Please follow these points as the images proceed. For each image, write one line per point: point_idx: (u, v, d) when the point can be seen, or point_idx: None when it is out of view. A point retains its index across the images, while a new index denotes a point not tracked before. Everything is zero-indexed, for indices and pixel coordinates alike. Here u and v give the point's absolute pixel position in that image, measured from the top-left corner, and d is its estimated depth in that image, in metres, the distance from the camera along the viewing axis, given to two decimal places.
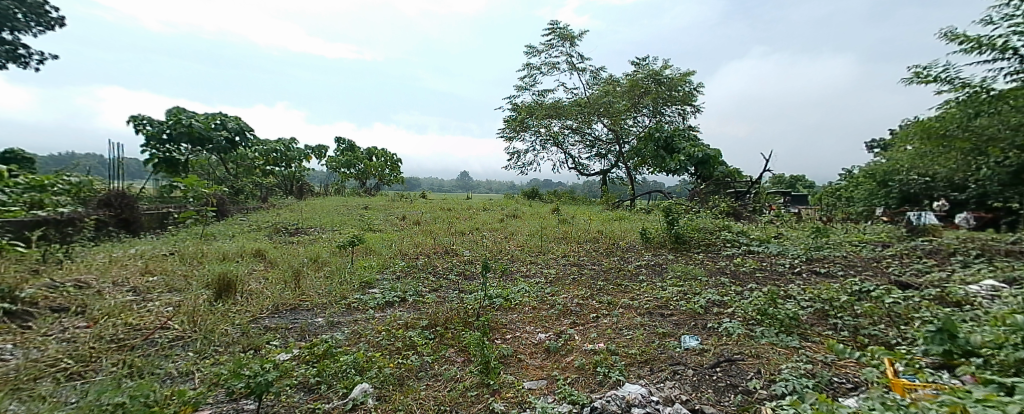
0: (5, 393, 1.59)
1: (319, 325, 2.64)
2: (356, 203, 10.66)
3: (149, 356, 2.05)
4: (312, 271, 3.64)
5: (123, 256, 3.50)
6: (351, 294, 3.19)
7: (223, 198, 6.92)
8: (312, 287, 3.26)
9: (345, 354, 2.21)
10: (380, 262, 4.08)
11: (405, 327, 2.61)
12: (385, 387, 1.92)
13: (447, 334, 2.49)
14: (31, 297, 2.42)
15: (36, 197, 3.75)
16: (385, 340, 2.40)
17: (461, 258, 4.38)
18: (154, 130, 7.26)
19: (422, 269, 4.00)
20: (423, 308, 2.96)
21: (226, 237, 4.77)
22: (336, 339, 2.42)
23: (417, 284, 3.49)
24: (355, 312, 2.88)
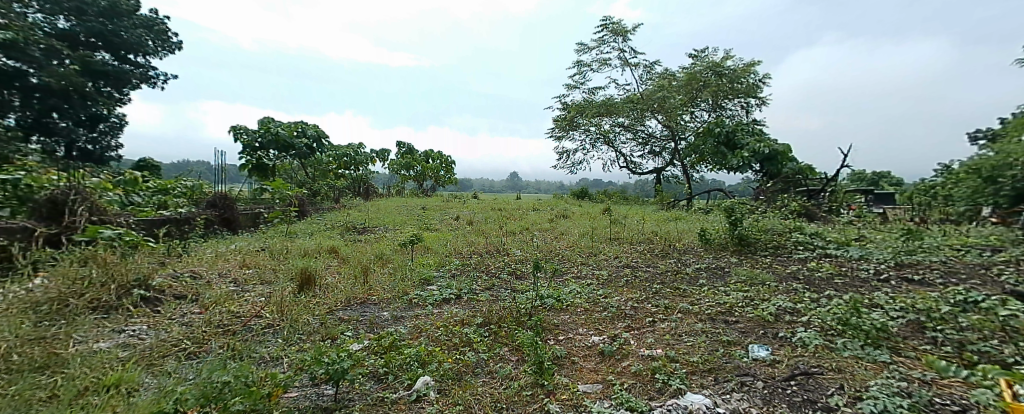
0: (142, 368, 1.86)
1: (385, 318, 2.82)
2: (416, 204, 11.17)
3: (247, 341, 2.31)
4: (378, 267, 3.89)
5: (226, 251, 3.93)
6: (411, 290, 3.35)
7: (303, 200, 7.54)
8: (378, 282, 3.48)
9: (409, 347, 2.35)
10: (437, 260, 4.25)
11: (461, 324, 2.70)
12: (445, 381, 2.01)
13: (501, 332, 2.55)
14: (160, 285, 2.80)
15: (160, 199, 4.49)
16: (444, 335, 2.51)
17: (512, 257, 4.44)
18: (249, 138, 8.32)
19: (476, 268, 4.11)
20: (478, 306, 3.04)
21: (303, 235, 5.19)
22: (401, 332, 2.57)
23: (471, 282, 3.60)
24: (416, 307, 3.03)
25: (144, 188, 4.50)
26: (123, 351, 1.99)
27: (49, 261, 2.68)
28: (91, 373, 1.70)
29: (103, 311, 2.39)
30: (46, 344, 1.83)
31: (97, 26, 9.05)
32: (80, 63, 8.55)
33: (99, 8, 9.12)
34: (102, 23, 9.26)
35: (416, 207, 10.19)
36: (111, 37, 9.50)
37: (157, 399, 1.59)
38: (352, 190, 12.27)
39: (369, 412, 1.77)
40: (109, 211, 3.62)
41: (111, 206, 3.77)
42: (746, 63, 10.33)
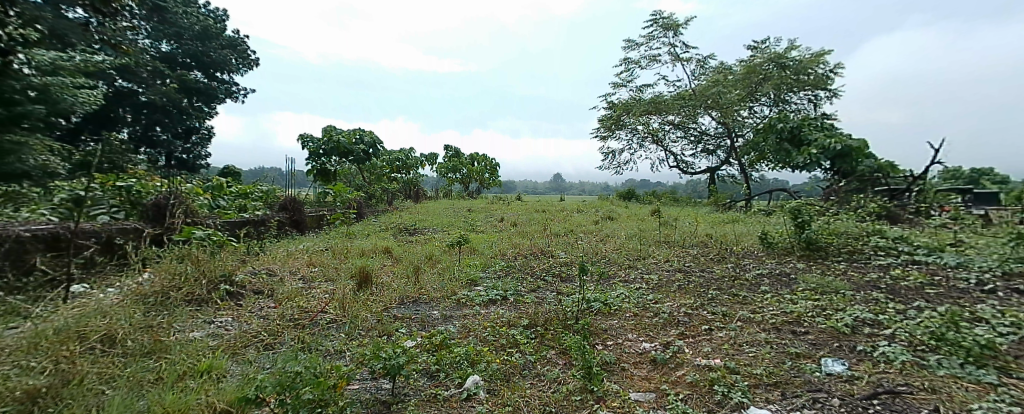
0: (228, 355, 2.06)
1: (435, 317, 2.90)
2: (462, 206, 11.42)
3: (314, 334, 2.47)
4: (428, 268, 4.01)
5: (296, 250, 4.25)
6: (459, 290, 3.43)
7: (361, 203, 7.96)
8: (429, 281, 3.59)
9: (458, 347, 2.40)
10: (483, 261, 4.32)
11: (508, 325, 2.72)
12: (494, 381, 2.04)
13: (548, 335, 2.54)
14: (242, 281, 3.09)
15: (241, 203, 4.96)
16: (491, 336, 2.54)
17: (558, 260, 4.40)
18: (315, 146, 9.11)
19: (521, 269, 4.12)
20: (524, 308, 3.04)
21: (359, 236, 5.47)
22: (450, 331, 2.63)
23: (517, 284, 3.62)
24: (464, 307, 3.09)
25: (228, 193, 4.96)
26: (213, 340, 2.22)
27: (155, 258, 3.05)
28: (188, 359, 1.91)
29: (196, 304, 2.68)
30: (152, 332, 2.07)
31: (192, 48, 10.74)
32: (178, 82, 10.20)
33: (194, 32, 10.73)
34: (196, 45, 10.93)
35: (463, 209, 10.42)
36: (202, 57, 11.07)
37: (241, 385, 1.74)
38: (403, 193, 12.76)
39: (423, 408, 1.82)
40: (200, 213, 4.04)
41: (202, 209, 4.21)
42: (813, 52, 9.56)
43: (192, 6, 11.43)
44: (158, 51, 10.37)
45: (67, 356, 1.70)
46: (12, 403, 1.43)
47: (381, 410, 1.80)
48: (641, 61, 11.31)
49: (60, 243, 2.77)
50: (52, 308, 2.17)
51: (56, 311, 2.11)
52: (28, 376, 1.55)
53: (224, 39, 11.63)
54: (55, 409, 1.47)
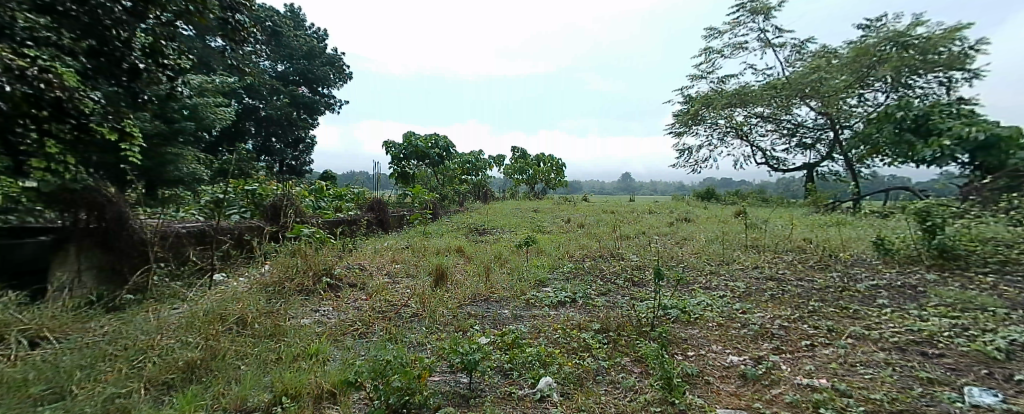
0: (332, 341, 2.30)
1: (506, 316, 2.94)
2: (530, 207, 11.49)
3: (399, 326, 2.65)
4: (498, 267, 4.10)
5: (381, 247, 4.59)
6: (528, 290, 3.45)
7: (436, 204, 8.36)
8: (499, 280, 3.66)
9: (530, 347, 2.41)
10: (551, 262, 4.30)
11: (579, 328, 2.67)
12: (567, 385, 2.01)
13: (621, 341, 2.45)
14: (340, 274, 3.42)
15: (337, 204, 5.49)
16: (562, 338, 2.51)
17: (628, 263, 4.23)
18: (397, 151, 9.89)
19: (590, 272, 4.03)
20: (594, 311, 2.97)
21: (435, 235, 5.75)
22: (521, 331, 2.65)
23: (586, 286, 3.55)
24: (534, 308, 3.10)
25: (326, 195, 5.51)
26: (319, 326, 2.49)
27: (272, 252, 3.49)
28: (300, 342, 2.16)
29: (305, 293, 3.02)
30: (272, 317, 2.37)
31: (300, 67, 12.27)
32: (288, 97, 11.69)
33: (302, 52, 12.25)
34: (303, 64, 12.45)
35: (530, 210, 10.48)
36: (308, 74, 12.53)
37: (342, 369, 1.93)
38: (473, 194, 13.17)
39: (499, 405, 1.86)
40: (305, 213, 4.54)
41: (306, 209, 4.72)
42: (946, 27, 8.12)
43: (298, 28, 12.91)
44: (274, 71, 12.00)
45: (212, 333, 2.03)
46: (176, 371, 1.76)
47: (460, 403, 1.87)
48: (724, 50, 10.49)
49: (207, 238, 3.26)
50: (198, 294, 2.59)
51: (203, 296, 2.54)
52: (187, 350, 1.89)
53: (325, 57, 13.00)
54: (206, 379, 1.78)
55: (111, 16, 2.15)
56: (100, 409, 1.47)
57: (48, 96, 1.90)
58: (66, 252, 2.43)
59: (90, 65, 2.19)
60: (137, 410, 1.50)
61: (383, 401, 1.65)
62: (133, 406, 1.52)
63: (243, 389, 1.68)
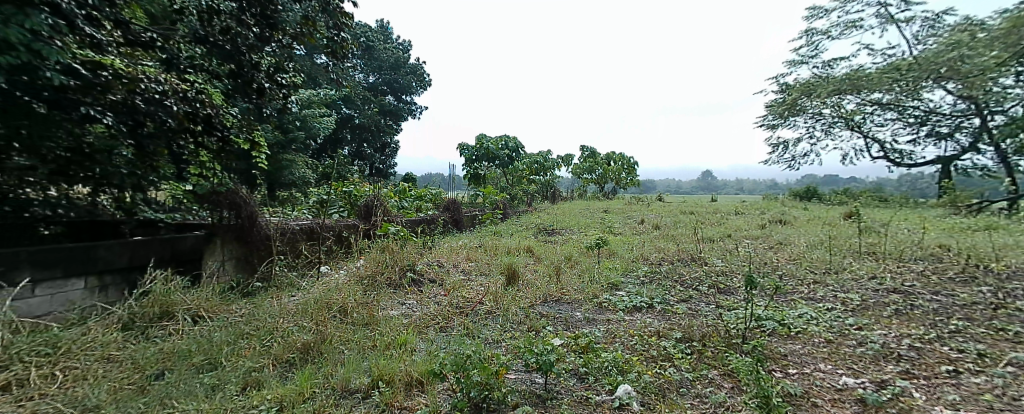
0: (417, 333, 2.44)
1: (579, 319, 2.89)
2: (600, 207, 11.18)
3: (475, 322, 2.75)
4: (569, 268, 4.05)
5: (456, 246, 4.79)
6: (600, 293, 3.37)
7: (506, 204, 8.52)
8: (569, 282, 3.62)
9: (606, 352, 2.33)
10: (624, 265, 4.14)
11: (658, 335, 2.53)
12: (648, 394, 1.91)
13: (707, 353, 2.28)
14: (422, 270, 3.64)
15: (417, 204, 5.84)
16: (640, 346, 2.40)
17: (712, 268, 3.93)
18: (469, 153, 10.40)
19: (667, 276, 3.81)
20: (674, 319, 2.80)
21: (505, 235, 5.87)
22: (595, 334, 2.58)
23: (664, 291, 3.36)
24: (607, 312, 3.01)
25: (408, 196, 5.89)
26: (406, 319, 2.67)
27: (365, 248, 3.82)
28: (391, 332, 2.33)
29: (392, 287, 3.25)
30: (367, 307, 2.59)
31: (388, 77, 13.28)
32: (377, 106, 12.71)
33: (389, 63, 13.25)
34: (391, 74, 13.47)
35: (599, 210, 10.21)
36: (394, 83, 13.51)
37: (427, 360, 2.04)
38: (542, 194, 13.19)
39: (575, 409, 1.82)
40: (391, 212, 4.90)
41: (391, 209, 5.08)
42: None
43: (387, 41, 13.97)
44: (365, 82, 13.13)
45: (322, 319, 2.30)
46: (296, 351, 2.02)
47: (537, 403, 1.86)
48: (832, 30, 9.28)
49: (315, 235, 3.61)
50: (309, 284, 2.93)
51: (313, 285, 2.87)
52: (302, 332, 2.15)
53: (409, 66, 13.91)
54: (317, 360, 2.00)
55: (247, 43, 2.83)
56: (241, 379, 1.75)
57: (201, 113, 2.63)
58: (215, 244, 2.85)
59: (230, 85, 2.94)
60: (267, 384, 1.73)
61: (465, 394, 1.70)
62: (264, 379, 1.77)
63: (346, 373, 1.87)
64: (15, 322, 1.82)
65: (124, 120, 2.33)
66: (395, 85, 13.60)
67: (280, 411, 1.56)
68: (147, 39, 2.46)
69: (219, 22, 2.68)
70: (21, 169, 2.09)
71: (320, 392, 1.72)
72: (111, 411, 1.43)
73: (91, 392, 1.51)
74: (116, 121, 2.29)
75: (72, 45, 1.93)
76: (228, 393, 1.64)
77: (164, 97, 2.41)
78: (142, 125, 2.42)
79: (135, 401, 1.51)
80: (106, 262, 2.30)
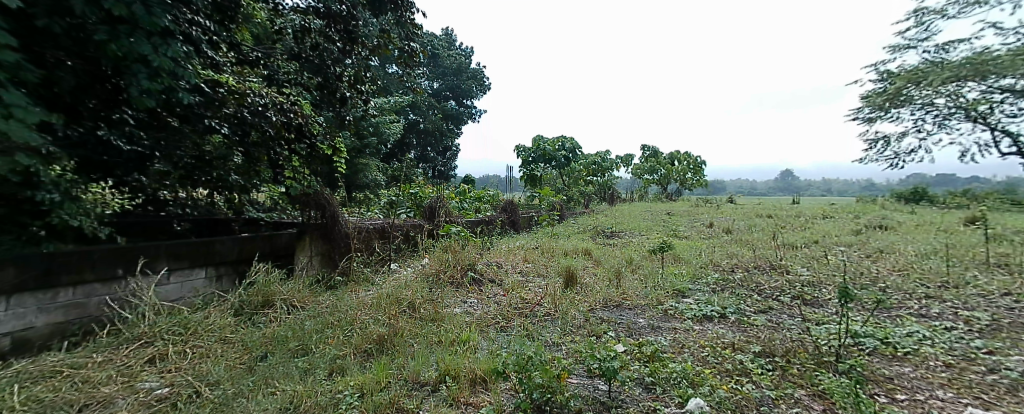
0: (478, 332, 2.49)
1: (642, 326, 2.77)
2: (662, 209, 10.66)
3: (534, 323, 2.75)
4: (630, 273, 3.90)
5: (514, 247, 4.83)
6: (665, 300, 3.21)
7: (562, 206, 8.45)
8: (631, 287, 3.49)
9: (673, 362, 2.20)
10: (691, 271, 3.91)
11: (733, 348, 2.34)
12: (724, 410, 1.76)
13: (792, 370, 2.07)
14: (482, 269, 3.71)
15: (476, 205, 5.99)
16: (713, 358, 2.23)
17: (795, 278, 3.58)
18: (526, 155, 10.55)
19: (741, 284, 3.54)
20: (752, 331, 2.59)
21: (562, 237, 5.81)
22: (661, 343, 2.45)
23: (738, 301, 3.12)
24: (673, 320, 2.86)
25: (468, 197, 6.07)
26: (468, 317, 2.74)
27: (429, 248, 3.99)
28: (455, 329, 2.40)
29: (455, 285, 3.36)
30: (432, 304, 2.70)
31: (451, 82, 13.77)
32: (440, 111, 13.22)
33: (452, 69, 13.74)
34: (453, 79, 13.97)
35: (662, 213, 9.74)
36: (456, 88, 13.98)
37: (490, 358, 2.08)
38: (599, 196, 12.90)
39: None
40: (452, 213, 5.06)
41: (452, 210, 5.25)
42: None
43: (450, 48, 14.51)
44: (429, 88, 13.71)
45: (394, 313, 2.45)
46: (372, 342, 2.16)
47: (602, 410, 1.79)
48: (947, 8, 8.06)
49: (386, 234, 3.83)
50: (382, 280, 3.13)
51: (384, 281, 3.05)
52: (377, 325, 2.30)
53: (470, 71, 14.32)
54: (391, 351, 2.12)
55: (332, 57, 3.12)
56: (328, 365, 1.91)
57: (295, 122, 2.92)
58: (305, 240, 3.13)
59: (317, 95, 3.22)
60: (349, 371, 1.87)
61: (527, 395, 1.70)
62: (347, 366, 1.91)
63: (415, 365, 1.96)
64: (158, 304, 2.13)
65: (236, 130, 2.69)
66: (457, 90, 14.07)
67: (361, 397, 1.68)
68: (253, 58, 2.85)
69: (309, 39, 3.07)
70: (159, 174, 2.57)
71: (394, 382, 1.82)
72: (228, 386, 1.64)
73: (212, 368, 1.74)
74: (230, 131, 2.67)
75: (198, 66, 2.25)
76: (318, 377, 1.80)
77: (266, 109, 2.73)
78: (250, 135, 2.79)
79: (246, 379, 1.71)
80: (220, 255, 2.63)
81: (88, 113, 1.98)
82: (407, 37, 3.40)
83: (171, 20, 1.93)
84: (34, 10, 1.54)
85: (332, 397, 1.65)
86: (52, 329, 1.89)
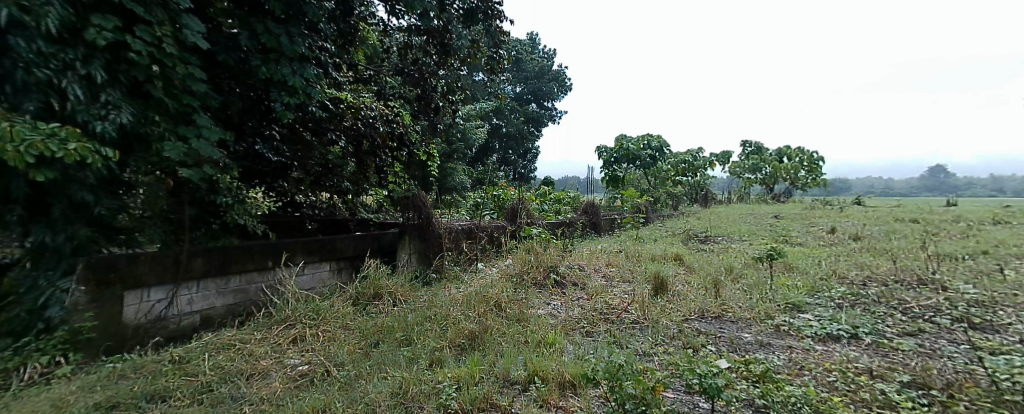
0: (565, 335, 2.46)
1: (749, 341, 2.51)
2: (766, 211, 9.55)
3: (622, 330, 2.65)
4: (730, 282, 3.55)
5: (596, 250, 4.71)
6: (775, 314, 2.87)
7: (649, 208, 8.04)
8: (733, 298, 3.19)
9: (791, 385, 1.93)
10: (808, 284, 3.44)
11: (872, 376, 2.00)
12: None
13: (958, 408, 1.69)
14: (565, 272, 3.68)
15: (557, 207, 5.99)
16: (843, 384, 1.92)
17: (948, 296, 2.97)
18: (608, 155, 10.12)
19: (872, 301, 3.03)
20: (893, 357, 2.20)
21: (649, 240, 5.52)
22: (774, 363, 2.19)
23: (872, 320, 2.68)
24: (789, 338, 2.53)
25: (549, 199, 6.09)
26: (553, 319, 2.73)
27: (513, 248, 4.07)
28: (541, 331, 2.40)
29: (537, 287, 3.37)
30: (518, 305, 2.73)
31: (533, 85, 13.93)
32: (522, 114, 13.43)
33: (534, 72, 13.90)
34: (536, 82, 14.12)
35: (766, 216, 8.75)
36: (538, 91, 14.12)
37: (578, 363, 2.04)
38: (689, 197, 12.04)
39: None
40: (533, 215, 5.09)
41: (533, 212, 5.29)
42: None
43: (533, 52, 14.71)
44: (512, 92, 14.01)
45: (482, 311, 2.55)
46: (465, 338, 2.26)
47: None
48: None
49: (473, 235, 3.99)
50: (470, 278, 3.27)
51: (472, 280, 3.18)
52: (468, 321, 2.41)
53: (552, 73, 14.36)
54: (482, 348, 2.19)
55: (429, 70, 3.39)
56: (428, 357, 2.04)
57: (397, 131, 3.20)
58: (405, 239, 3.40)
59: (416, 107, 3.51)
60: (447, 364, 1.97)
61: (619, 405, 1.62)
62: (444, 359, 2.02)
63: (506, 364, 2.00)
64: (297, 293, 2.46)
65: (352, 141, 3.03)
66: (539, 93, 14.19)
67: (458, 389, 1.74)
68: (367, 75, 3.24)
69: (411, 55, 3.37)
70: (296, 180, 3.01)
71: (486, 378, 1.87)
72: (349, 368, 1.84)
73: (338, 352, 1.98)
74: (347, 142, 3.02)
75: (325, 86, 2.57)
76: (420, 367, 1.94)
77: (375, 121, 3.00)
78: (363, 144, 3.10)
79: (364, 362, 1.91)
80: (341, 251, 2.98)
81: (248, 130, 2.44)
82: (495, 45, 3.57)
83: (307, 48, 2.27)
84: (216, 48, 1.95)
85: (433, 386, 1.75)
86: (225, 309, 2.30)
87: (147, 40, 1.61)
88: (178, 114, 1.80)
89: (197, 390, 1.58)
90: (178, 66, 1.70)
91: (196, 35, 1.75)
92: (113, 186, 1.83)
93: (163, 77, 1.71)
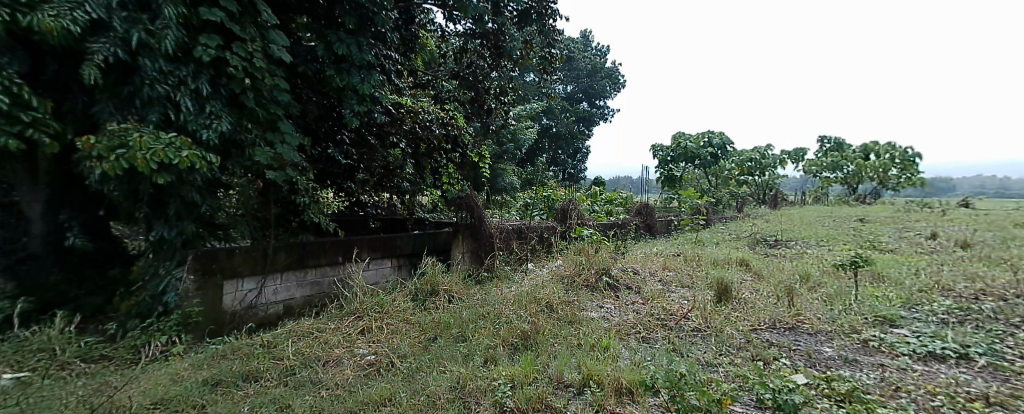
0: (619, 340, 2.39)
1: (830, 356, 2.28)
2: (847, 214, 8.64)
3: (681, 337, 2.53)
4: (806, 291, 3.26)
5: (651, 253, 4.53)
6: (862, 329, 2.58)
7: (709, 210, 7.61)
8: (809, 308, 2.92)
9: (885, 408, 1.72)
10: (900, 295, 3.07)
11: (989, 403, 1.74)
12: None
13: None
14: (619, 274, 3.58)
15: (608, 207, 5.86)
16: (950, 410, 1.69)
17: None
18: (664, 155, 9.77)
19: (983, 317, 2.63)
20: (1016, 383, 1.89)
21: (710, 244, 5.22)
22: (862, 382, 1.97)
23: (984, 340, 2.33)
24: (880, 354, 2.27)
25: (600, 200, 5.98)
26: (606, 323, 2.66)
27: (564, 249, 4.04)
28: (595, 334, 2.36)
29: (589, 289, 3.30)
30: (570, 307, 2.70)
31: (586, 84, 13.73)
32: (574, 114, 13.27)
33: (586, 71, 13.70)
34: (588, 81, 13.90)
35: (846, 218, 7.93)
36: (591, 90, 13.89)
37: (635, 369, 1.97)
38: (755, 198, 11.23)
39: None
40: (584, 216, 5.01)
41: (585, 213, 5.21)
42: None
43: (585, 50, 14.50)
44: (564, 91, 13.89)
45: (534, 311, 2.55)
46: (518, 338, 2.27)
47: None
48: None
49: (525, 235, 4.00)
50: (522, 278, 3.28)
51: (524, 280, 3.19)
52: (521, 321, 2.42)
53: (605, 71, 14.07)
54: (534, 348, 2.19)
55: (483, 73, 3.45)
56: (483, 354, 2.08)
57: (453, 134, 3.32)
58: (460, 238, 3.50)
59: (471, 109, 3.61)
60: (501, 362, 2.00)
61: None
62: (498, 357, 2.05)
63: (559, 366, 1.98)
64: (365, 286, 2.62)
65: (413, 144, 3.18)
66: (592, 92, 13.95)
67: (513, 388, 1.76)
68: (425, 80, 3.40)
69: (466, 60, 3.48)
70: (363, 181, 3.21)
71: (540, 378, 1.87)
72: (411, 360, 1.93)
73: (401, 344, 2.08)
74: (409, 145, 3.17)
75: (389, 91, 2.73)
76: (476, 363, 1.98)
77: (432, 124, 3.14)
78: (422, 147, 3.24)
79: (425, 355, 1.99)
80: (402, 249, 3.13)
81: (323, 135, 2.70)
82: (547, 44, 3.55)
83: (375, 56, 2.42)
84: (297, 60, 2.14)
85: (489, 383, 1.78)
86: (304, 300, 2.50)
87: (242, 55, 1.79)
88: (266, 121, 2.00)
89: (283, 373, 1.74)
90: (267, 78, 1.88)
91: (281, 49, 1.93)
92: (213, 186, 2.07)
93: (254, 89, 1.90)
